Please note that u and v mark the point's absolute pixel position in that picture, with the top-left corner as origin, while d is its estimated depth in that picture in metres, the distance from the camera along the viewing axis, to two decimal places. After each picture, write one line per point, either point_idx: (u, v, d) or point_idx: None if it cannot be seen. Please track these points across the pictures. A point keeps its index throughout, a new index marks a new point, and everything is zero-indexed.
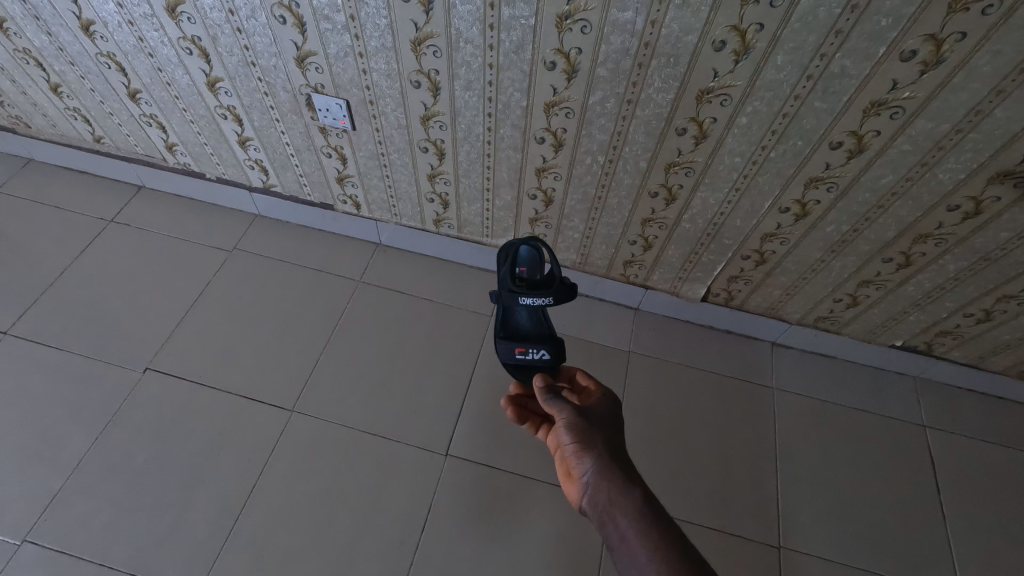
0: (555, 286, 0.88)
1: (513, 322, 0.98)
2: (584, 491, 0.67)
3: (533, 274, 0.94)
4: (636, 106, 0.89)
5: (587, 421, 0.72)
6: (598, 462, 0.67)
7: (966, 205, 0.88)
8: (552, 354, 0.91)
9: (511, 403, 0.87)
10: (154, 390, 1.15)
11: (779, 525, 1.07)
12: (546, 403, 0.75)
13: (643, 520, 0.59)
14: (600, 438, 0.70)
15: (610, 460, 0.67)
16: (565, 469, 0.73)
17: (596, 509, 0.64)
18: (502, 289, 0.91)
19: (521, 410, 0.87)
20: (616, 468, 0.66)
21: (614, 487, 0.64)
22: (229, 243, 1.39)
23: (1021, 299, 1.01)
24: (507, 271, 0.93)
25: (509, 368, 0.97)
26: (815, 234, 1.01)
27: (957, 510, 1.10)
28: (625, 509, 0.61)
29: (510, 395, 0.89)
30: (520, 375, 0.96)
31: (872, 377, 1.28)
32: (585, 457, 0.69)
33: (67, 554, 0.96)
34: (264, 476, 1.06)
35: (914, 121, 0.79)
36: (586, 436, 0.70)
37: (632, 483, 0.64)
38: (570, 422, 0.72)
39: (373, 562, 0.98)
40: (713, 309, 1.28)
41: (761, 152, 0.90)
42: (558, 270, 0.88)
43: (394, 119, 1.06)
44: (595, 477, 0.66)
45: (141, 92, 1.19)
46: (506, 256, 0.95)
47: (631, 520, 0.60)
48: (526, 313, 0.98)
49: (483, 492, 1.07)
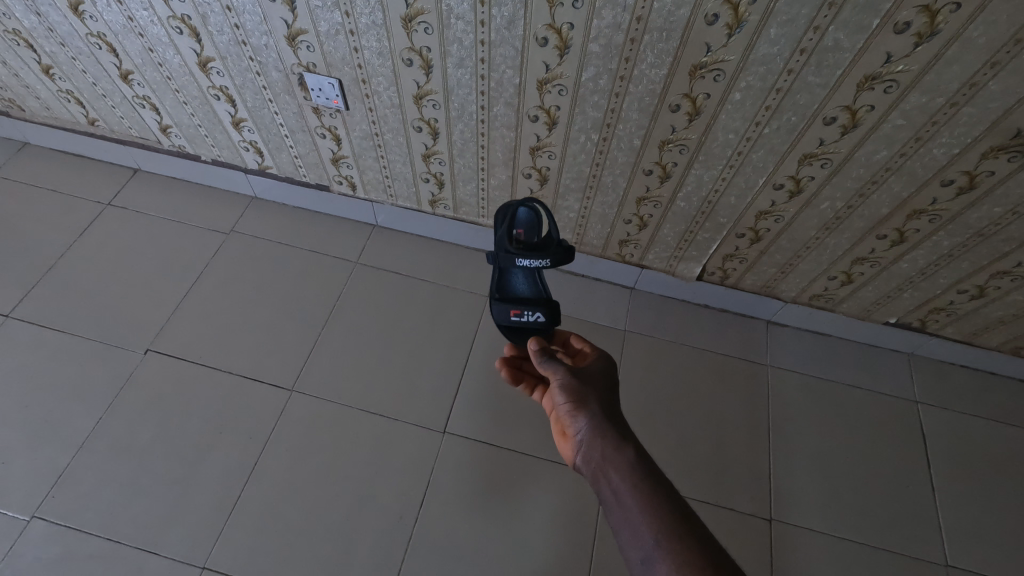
0: (552, 247, 0.89)
1: (509, 285, 0.99)
2: (578, 448, 0.68)
3: (530, 237, 0.94)
4: (629, 83, 0.89)
5: (581, 382, 0.73)
6: (591, 420, 0.69)
7: (960, 180, 0.88)
8: (547, 316, 0.93)
9: (506, 365, 0.88)
10: (155, 371, 1.16)
11: (771, 498, 1.09)
12: (540, 365, 0.76)
13: (635, 475, 0.61)
14: (594, 398, 0.71)
15: (603, 419, 0.68)
16: (559, 429, 0.74)
17: (590, 465, 0.65)
18: (499, 250, 0.91)
19: (515, 372, 0.88)
20: (609, 426, 0.67)
21: (608, 444, 0.65)
22: (226, 225, 1.39)
23: (1014, 274, 1.01)
24: (505, 232, 0.93)
25: (503, 330, 0.98)
26: (809, 212, 1.01)
27: (946, 483, 1.13)
28: (618, 465, 0.63)
29: (505, 357, 0.90)
30: (515, 337, 0.97)
31: (866, 354, 1.29)
32: (579, 416, 0.70)
33: (75, 529, 0.98)
34: (265, 454, 1.08)
35: (907, 95, 0.79)
36: (580, 396, 0.71)
37: (625, 440, 0.65)
38: (565, 383, 0.73)
39: (373, 536, 1.01)
40: (708, 287, 1.29)
41: (755, 128, 0.90)
42: (556, 233, 0.89)
43: (386, 99, 1.05)
44: (589, 435, 0.68)
45: (133, 74, 1.18)
46: (505, 218, 0.95)
47: (623, 475, 0.61)
48: (522, 278, 0.99)
49: (480, 468, 1.09)
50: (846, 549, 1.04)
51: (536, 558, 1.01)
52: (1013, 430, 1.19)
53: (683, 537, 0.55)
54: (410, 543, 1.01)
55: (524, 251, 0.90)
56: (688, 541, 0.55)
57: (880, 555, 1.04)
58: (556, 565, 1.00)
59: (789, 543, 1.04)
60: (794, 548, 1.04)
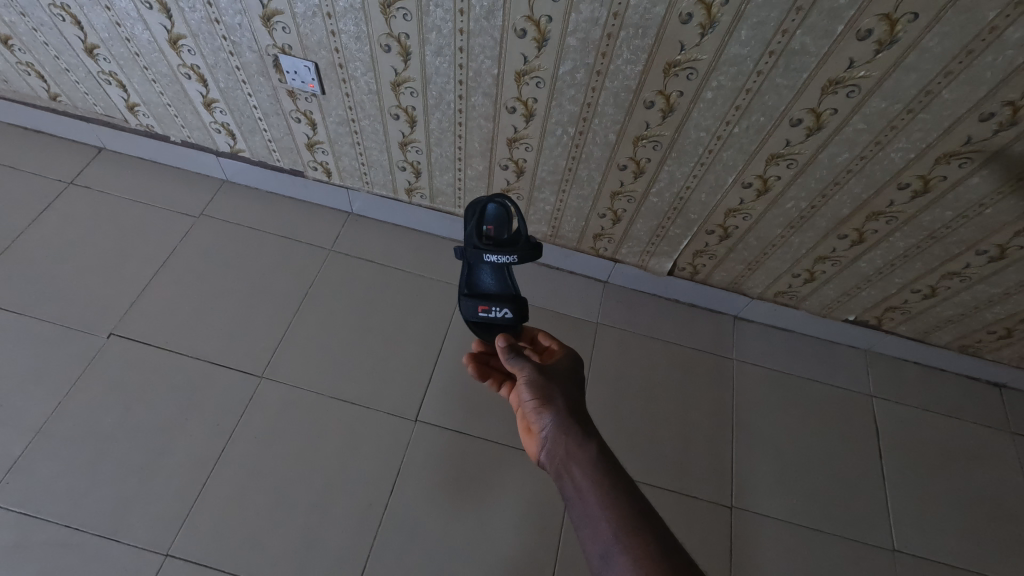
0: (520, 244, 0.89)
1: (478, 282, 0.99)
2: (543, 445, 0.69)
3: (500, 233, 0.94)
4: (605, 78, 0.90)
5: (548, 379, 0.74)
6: (557, 417, 0.69)
7: (915, 183, 0.92)
8: (514, 312, 0.92)
9: (473, 360, 0.89)
10: (119, 355, 1.13)
11: (732, 487, 1.13)
12: (508, 361, 0.77)
13: (597, 472, 0.62)
14: (560, 395, 0.72)
15: (568, 416, 0.69)
16: (525, 425, 0.75)
17: (553, 462, 0.66)
18: (467, 245, 0.92)
19: (483, 367, 0.89)
20: (574, 423, 0.68)
21: (572, 441, 0.66)
22: (196, 209, 1.36)
23: (963, 275, 1.07)
24: (473, 228, 0.93)
25: (472, 325, 0.97)
26: (775, 211, 1.05)
27: (895, 473, 1.18)
28: (581, 462, 0.64)
29: (472, 353, 0.90)
30: (483, 334, 0.97)
31: (826, 350, 1.34)
32: (545, 413, 0.71)
33: (31, 516, 0.96)
34: (233, 441, 1.07)
35: (868, 100, 0.83)
36: (547, 393, 0.72)
37: (589, 437, 0.66)
38: (532, 379, 0.74)
39: (342, 522, 1.01)
40: (678, 283, 1.32)
41: (725, 127, 0.92)
42: (524, 229, 0.90)
43: (364, 85, 1.04)
44: (554, 432, 0.68)
45: (98, 48, 1.14)
46: (473, 214, 0.95)
47: (586, 472, 0.62)
48: (491, 274, 0.98)
49: (451, 456, 1.10)
50: (801, 535, 1.09)
51: (504, 545, 1.03)
52: (959, 423, 1.26)
53: (641, 533, 0.56)
54: (380, 530, 1.01)
55: (493, 248, 0.90)
56: (646, 537, 0.56)
57: (832, 540, 1.09)
58: (524, 551, 1.02)
59: (748, 529, 1.09)
60: (753, 534, 1.08)
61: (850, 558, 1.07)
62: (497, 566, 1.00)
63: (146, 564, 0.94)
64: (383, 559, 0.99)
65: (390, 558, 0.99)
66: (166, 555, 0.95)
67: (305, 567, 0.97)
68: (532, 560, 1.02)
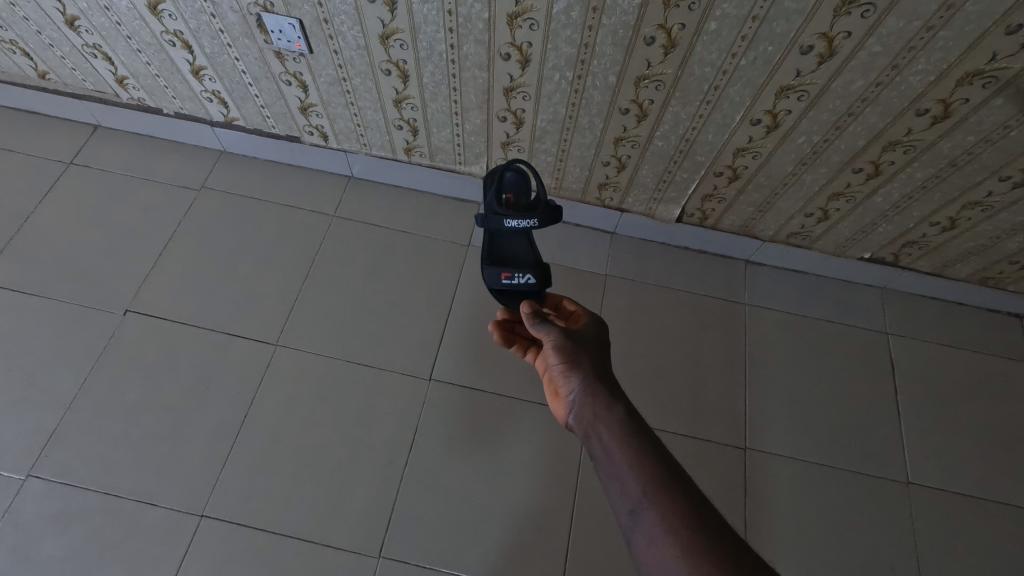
0: (541, 208, 0.91)
1: (499, 249, 0.99)
2: (571, 408, 0.69)
3: (519, 199, 0.96)
4: (601, 14, 0.85)
5: (574, 343, 0.73)
6: (583, 381, 0.69)
7: (935, 108, 0.87)
8: (537, 278, 0.93)
9: (499, 328, 0.89)
10: (136, 331, 1.16)
11: (746, 429, 1.14)
12: (534, 327, 0.77)
13: (625, 433, 0.62)
14: (586, 359, 0.71)
15: (596, 379, 0.69)
16: (552, 389, 0.75)
17: (581, 424, 0.66)
18: (488, 212, 0.92)
19: (508, 335, 0.89)
20: (601, 386, 0.68)
21: (599, 403, 0.66)
22: (197, 181, 1.35)
23: (986, 205, 1.03)
24: (492, 196, 0.94)
25: (494, 295, 0.97)
26: (786, 147, 1.01)
27: (911, 409, 1.18)
28: (608, 423, 0.64)
29: (496, 321, 0.90)
30: (506, 302, 0.96)
31: (841, 290, 1.32)
32: (572, 376, 0.70)
33: (71, 485, 1.01)
34: (254, 407, 1.10)
35: (884, 19, 0.77)
36: (573, 357, 0.72)
37: (617, 398, 0.66)
38: (558, 345, 0.73)
39: (365, 478, 1.05)
40: (687, 229, 1.29)
41: (732, 60, 0.88)
42: (544, 193, 0.91)
43: (351, 40, 1.00)
44: (581, 395, 0.68)
45: (79, 20, 1.11)
46: (491, 182, 0.96)
47: (614, 432, 0.62)
48: (510, 240, 1.00)
49: (467, 411, 1.12)
50: (815, 471, 1.11)
51: (524, 493, 1.06)
52: (976, 357, 1.25)
53: (669, 490, 0.56)
54: (402, 484, 1.05)
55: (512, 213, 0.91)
56: (673, 493, 0.56)
57: (846, 476, 1.11)
58: (543, 499, 1.06)
59: (762, 469, 1.10)
60: (767, 474, 1.10)
61: (862, 491, 1.09)
62: (518, 513, 1.04)
63: (184, 525, 0.99)
64: (408, 511, 1.03)
65: (414, 510, 1.03)
66: (201, 517, 1.00)
67: (334, 522, 1.01)
68: (551, 506, 1.05)
